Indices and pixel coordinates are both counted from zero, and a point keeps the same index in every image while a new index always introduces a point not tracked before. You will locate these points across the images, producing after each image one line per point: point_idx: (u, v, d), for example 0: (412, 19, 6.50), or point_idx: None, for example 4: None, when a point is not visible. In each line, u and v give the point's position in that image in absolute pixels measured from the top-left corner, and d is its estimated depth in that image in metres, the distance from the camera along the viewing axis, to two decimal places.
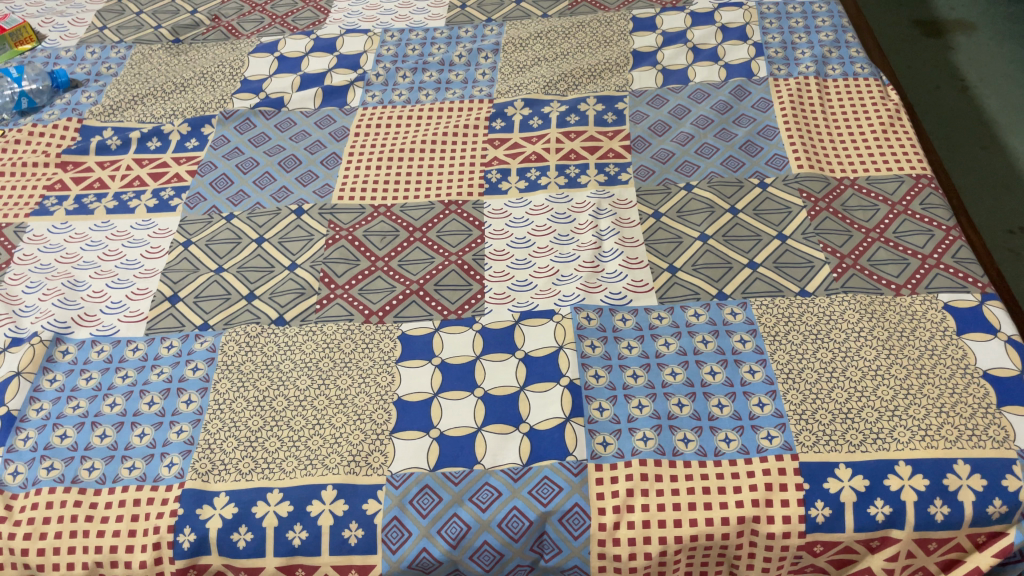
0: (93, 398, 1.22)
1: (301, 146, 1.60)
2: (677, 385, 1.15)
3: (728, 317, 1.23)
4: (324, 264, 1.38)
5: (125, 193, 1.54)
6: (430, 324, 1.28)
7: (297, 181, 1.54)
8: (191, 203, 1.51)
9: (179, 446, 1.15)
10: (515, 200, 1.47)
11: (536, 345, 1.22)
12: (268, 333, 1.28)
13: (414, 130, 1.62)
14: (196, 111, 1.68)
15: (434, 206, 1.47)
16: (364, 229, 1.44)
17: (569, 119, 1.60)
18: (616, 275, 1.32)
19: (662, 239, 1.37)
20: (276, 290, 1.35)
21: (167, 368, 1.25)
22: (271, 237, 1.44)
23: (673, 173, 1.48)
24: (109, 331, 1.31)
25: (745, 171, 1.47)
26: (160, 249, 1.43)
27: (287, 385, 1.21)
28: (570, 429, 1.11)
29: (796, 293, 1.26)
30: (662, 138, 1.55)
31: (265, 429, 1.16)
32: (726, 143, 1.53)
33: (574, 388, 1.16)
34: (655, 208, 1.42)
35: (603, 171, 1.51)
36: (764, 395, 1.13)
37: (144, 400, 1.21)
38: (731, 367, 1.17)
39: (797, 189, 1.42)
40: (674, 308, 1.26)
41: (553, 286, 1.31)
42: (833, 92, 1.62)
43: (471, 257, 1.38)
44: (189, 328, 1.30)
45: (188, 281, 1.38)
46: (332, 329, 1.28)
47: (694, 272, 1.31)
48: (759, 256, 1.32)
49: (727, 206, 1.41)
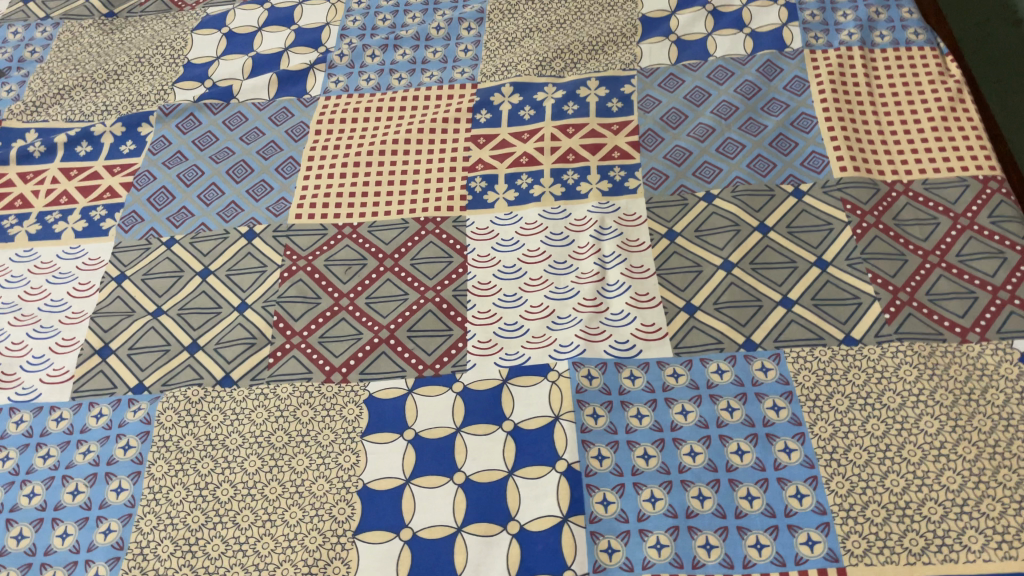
0: (9, 486, 1.04)
1: (253, 148, 1.37)
2: (697, 470, 0.95)
3: (759, 375, 1.03)
4: (278, 304, 1.17)
5: (50, 213, 1.33)
6: (403, 384, 1.08)
7: (248, 194, 1.31)
8: (126, 225, 1.30)
9: (106, 552, 0.97)
10: (503, 216, 1.24)
11: (528, 414, 1.02)
12: (212, 399, 1.09)
13: (385, 126, 1.38)
14: (132, 106, 1.45)
15: (409, 224, 1.25)
16: (325, 257, 1.22)
17: (566, 108, 1.36)
18: (622, 317, 1.11)
19: (676, 267, 1.15)
20: (222, 340, 1.15)
21: (94, 447, 1.06)
22: (218, 267, 1.23)
23: (690, 179, 1.25)
24: (29, 395, 1.13)
25: (777, 175, 1.23)
26: (90, 285, 1.23)
27: (233, 469, 1.02)
28: (568, 531, 0.92)
29: (840, 341, 1.05)
30: (677, 132, 1.31)
31: (205, 528, 0.98)
32: (753, 138, 1.28)
33: (572, 475, 0.96)
34: (669, 226, 1.20)
35: (607, 175, 1.27)
36: (802, 483, 0.93)
37: (67, 489, 1.02)
38: (762, 446, 0.97)
39: (840, 199, 1.19)
40: (693, 362, 1.05)
41: (547, 333, 1.10)
42: (882, 67, 1.36)
43: (450, 292, 1.17)
44: (121, 391, 1.11)
45: (122, 328, 1.18)
46: (287, 391, 1.09)
47: (716, 312, 1.09)
48: (794, 291, 1.10)
49: (756, 223, 1.18)
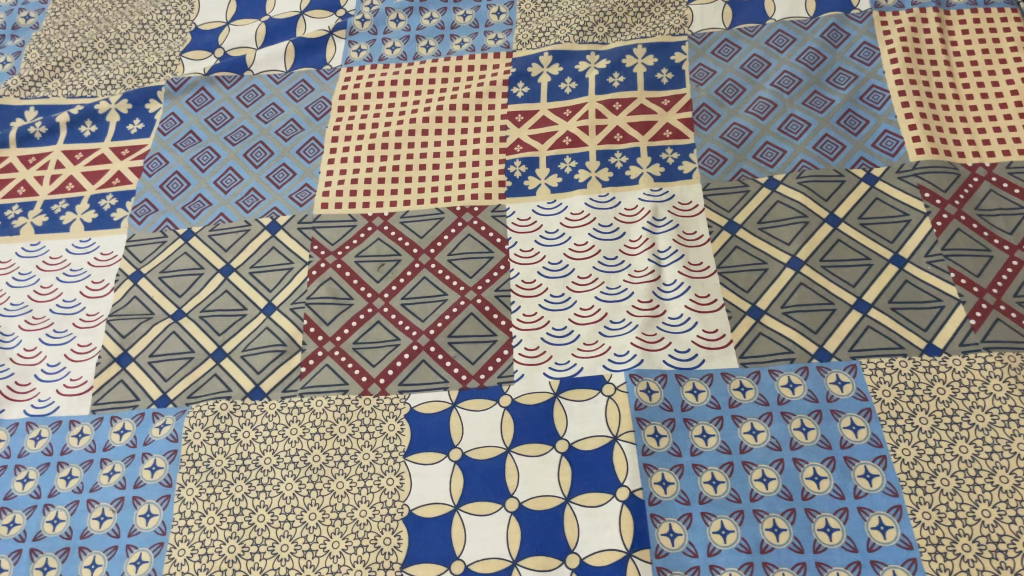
0: (30, 511, 0.97)
1: (271, 128, 1.27)
2: (770, 499, 0.88)
3: (834, 389, 0.95)
4: (307, 306, 1.09)
5: (56, 201, 1.23)
6: (446, 397, 1.00)
7: (268, 180, 1.21)
8: (138, 216, 1.21)
9: None
10: (546, 204, 1.15)
11: (583, 433, 0.95)
12: (242, 413, 1.02)
13: (414, 101, 1.27)
14: (138, 79, 1.35)
15: (445, 215, 1.15)
16: (355, 252, 1.13)
17: (611, 81, 1.25)
18: (682, 321, 1.02)
19: (739, 265, 1.05)
20: (250, 346, 1.07)
21: (119, 467, 0.99)
22: (241, 264, 1.14)
23: (751, 162, 1.14)
24: (46, 408, 1.05)
25: (846, 158, 1.13)
26: (104, 284, 1.15)
27: (269, 493, 0.96)
28: (633, 567, 0.86)
29: (922, 350, 0.97)
30: (734, 107, 1.20)
31: (243, 559, 0.92)
32: (819, 116, 1.17)
33: (635, 505, 0.89)
34: (729, 217, 1.10)
35: (658, 158, 1.17)
36: (886, 513, 0.87)
37: (93, 515, 0.96)
38: (841, 471, 0.90)
39: (917, 185, 1.09)
40: (761, 374, 0.97)
41: (600, 339, 1.02)
42: (959, 31, 1.24)
43: (493, 293, 1.08)
44: (144, 404, 1.04)
45: (141, 333, 1.10)
46: (322, 405, 1.01)
47: (784, 317, 1.01)
48: (869, 293, 1.01)
49: (825, 214, 1.08)
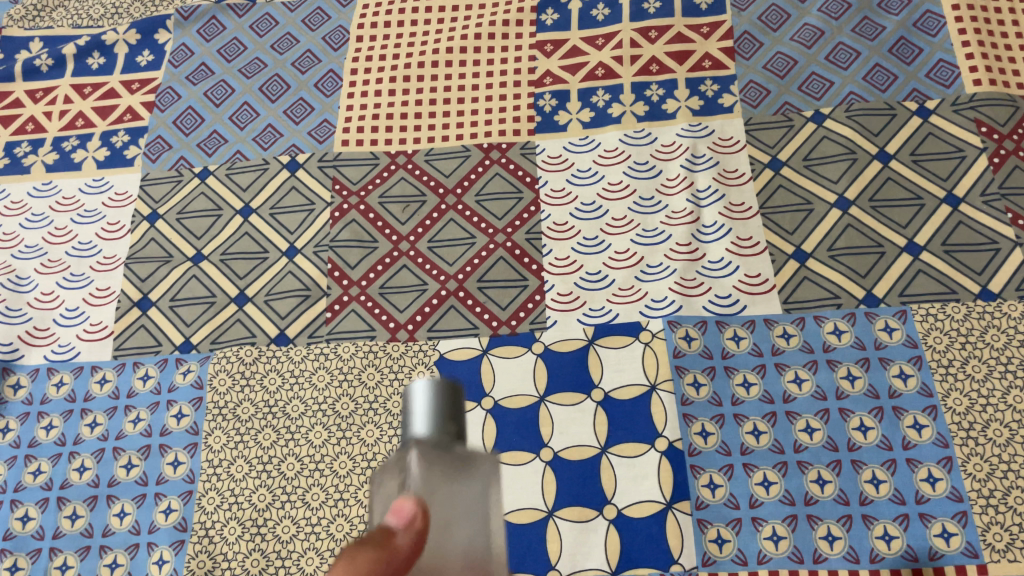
0: (56, 459, 0.96)
1: (287, 60, 1.21)
2: (815, 450, 0.86)
3: (882, 336, 0.91)
4: (330, 249, 1.05)
5: (66, 138, 1.19)
6: (476, 344, 0.97)
7: (286, 116, 1.16)
8: (152, 153, 1.16)
9: (169, 534, 0.90)
10: (578, 140, 1.09)
11: (620, 381, 0.92)
12: (267, 359, 0.99)
13: (436, 30, 1.20)
14: (145, 9, 1.29)
15: (471, 152, 1.10)
16: (379, 192, 1.08)
17: (646, 7, 1.18)
18: (722, 265, 0.97)
19: (783, 205, 1.00)
20: (273, 291, 1.04)
21: (144, 415, 0.97)
22: (260, 205, 1.10)
23: (796, 95, 1.08)
24: (67, 354, 1.03)
25: (898, 90, 1.06)
26: (120, 225, 1.11)
27: (297, 441, 0.93)
28: (673, 519, 0.84)
29: (976, 296, 0.92)
30: (778, 35, 1.13)
31: (273, 508, 0.90)
32: (869, 44, 1.10)
33: (674, 456, 0.87)
34: (772, 153, 1.04)
35: (697, 90, 1.10)
36: (936, 465, 0.83)
37: (120, 463, 0.95)
38: (889, 421, 0.86)
39: (974, 119, 1.02)
40: (805, 321, 0.93)
41: (637, 284, 0.98)
42: None
43: (523, 235, 1.03)
44: (166, 350, 1.01)
45: (161, 277, 1.07)
46: (349, 351, 0.98)
47: (831, 261, 0.96)
48: (921, 235, 0.97)
49: (874, 150, 1.02)
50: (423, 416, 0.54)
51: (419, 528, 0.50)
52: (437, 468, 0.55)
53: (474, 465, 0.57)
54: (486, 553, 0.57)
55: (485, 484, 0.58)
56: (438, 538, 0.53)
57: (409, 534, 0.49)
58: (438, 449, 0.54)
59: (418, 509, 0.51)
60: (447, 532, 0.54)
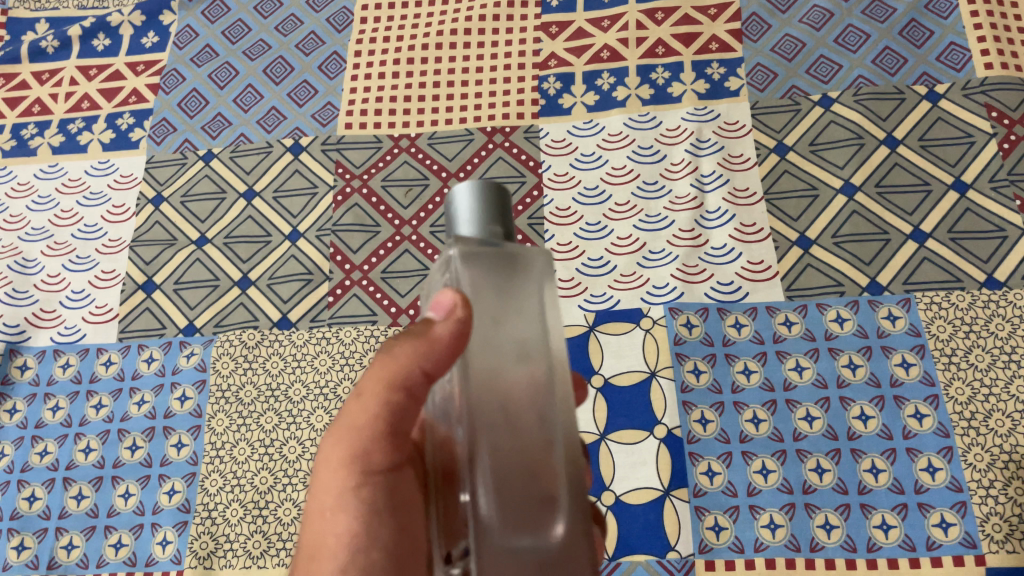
0: (62, 440, 0.97)
1: (291, 42, 1.21)
2: (814, 438, 0.85)
3: (885, 325, 0.90)
4: (333, 233, 1.05)
5: (72, 120, 1.19)
6: None
7: (290, 99, 1.16)
8: (157, 136, 1.16)
9: (173, 515, 0.91)
10: (582, 124, 1.08)
11: (620, 368, 0.92)
12: (269, 343, 0.99)
13: (440, 12, 1.19)
14: None
15: (474, 135, 1.09)
16: (382, 175, 1.08)
17: None
18: (725, 252, 0.97)
19: (788, 191, 1.00)
20: (276, 275, 1.04)
21: (149, 397, 0.98)
22: (263, 188, 1.10)
23: (804, 79, 1.06)
24: (72, 336, 1.03)
25: (908, 73, 1.04)
26: (125, 208, 1.11)
27: (299, 425, 0.94)
28: (670, 506, 0.84)
29: (981, 284, 0.91)
30: (786, 18, 1.11)
31: (274, 491, 0.91)
32: (879, 26, 1.08)
33: (673, 443, 0.87)
34: (778, 138, 1.03)
35: (703, 74, 1.09)
36: (936, 455, 0.83)
37: (125, 445, 0.96)
38: (890, 410, 0.86)
39: (984, 104, 1.01)
40: (808, 308, 0.92)
41: (638, 270, 0.97)
42: None
43: (525, 220, 1.03)
44: (170, 333, 1.02)
45: (165, 260, 1.07)
46: (350, 335, 0.98)
47: (835, 248, 0.95)
48: (927, 222, 0.95)
49: (882, 135, 1.01)
50: (467, 218, 0.49)
51: (460, 319, 0.46)
52: (482, 268, 0.48)
53: (525, 263, 0.48)
54: (547, 370, 0.46)
55: (545, 280, 0.48)
56: (481, 355, 0.46)
57: (447, 324, 0.47)
58: (484, 246, 0.48)
59: (459, 299, 0.47)
60: (502, 328, 0.47)
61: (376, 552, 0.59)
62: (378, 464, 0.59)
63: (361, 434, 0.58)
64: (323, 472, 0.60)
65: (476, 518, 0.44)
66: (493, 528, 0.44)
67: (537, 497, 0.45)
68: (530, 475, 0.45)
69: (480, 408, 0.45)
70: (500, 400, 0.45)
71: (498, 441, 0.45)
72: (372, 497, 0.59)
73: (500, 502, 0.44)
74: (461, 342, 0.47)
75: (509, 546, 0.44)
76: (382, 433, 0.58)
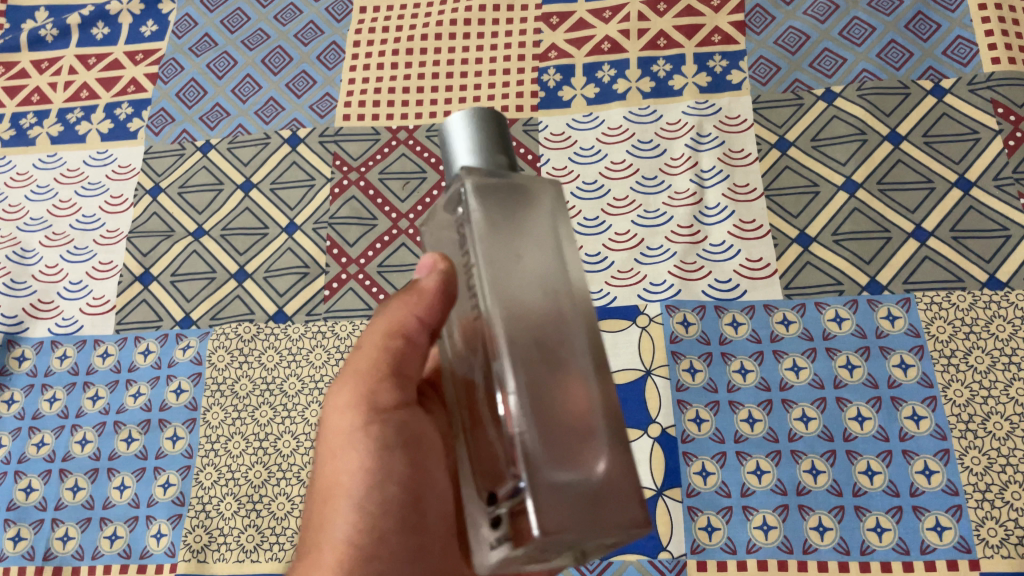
0: (59, 432, 0.97)
1: (291, 32, 1.20)
2: (809, 439, 0.85)
3: (884, 325, 0.89)
4: (329, 226, 1.05)
5: (70, 110, 1.19)
6: None
7: (288, 89, 1.15)
8: (155, 126, 1.16)
9: (167, 508, 0.92)
10: (581, 117, 1.07)
11: (615, 366, 0.91)
12: (265, 336, 0.99)
13: (440, 2, 1.18)
14: None
15: None
16: (379, 167, 1.08)
17: None
18: (723, 248, 0.96)
19: (789, 187, 0.98)
20: (273, 267, 1.04)
21: (145, 390, 0.98)
22: (261, 179, 1.09)
23: (807, 72, 1.05)
24: (70, 327, 1.04)
25: (913, 68, 1.02)
26: (123, 199, 1.11)
27: (293, 419, 0.94)
28: (663, 506, 0.84)
29: (983, 284, 0.90)
30: (791, 10, 1.09)
31: (268, 485, 0.91)
32: (885, 19, 1.06)
33: (667, 443, 0.87)
34: (780, 133, 1.01)
35: (705, 66, 1.07)
36: (932, 457, 0.82)
37: (121, 437, 0.96)
38: (887, 411, 0.85)
39: (990, 99, 0.99)
40: (806, 307, 0.91)
41: (636, 266, 0.96)
42: None
43: None
44: (167, 325, 1.02)
45: (162, 252, 1.07)
46: (346, 329, 0.98)
47: (835, 246, 0.94)
48: (929, 220, 0.94)
49: (885, 130, 1.00)
50: (467, 152, 0.54)
51: (441, 271, 0.56)
52: (495, 201, 0.52)
53: (536, 201, 0.52)
54: (572, 304, 0.50)
55: (557, 217, 0.53)
56: (511, 292, 0.50)
57: (433, 275, 0.56)
58: (493, 177, 0.52)
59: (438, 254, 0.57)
60: (526, 265, 0.51)
61: (391, 483, 0.62)
62: (385, 406, 0.63)
63: (364, 377, 0.63)
64: (335, 415, 0.64)
65: (528, 448, 0.47)
66: (546, 458, 0.47)
67: (577, 428, 0.47)
68: (570, 404, 0.48)
69: (517, 340, 0.49)
70: (531, 333, 0.49)
71: (537, 374, 0.48)
72: (382, 434, 0.62)
73: (546, 430, 0.47)
74: (451, 286, 0.56)
75: (563, 475, 0.47)
76: (387, 373, 0.63)
